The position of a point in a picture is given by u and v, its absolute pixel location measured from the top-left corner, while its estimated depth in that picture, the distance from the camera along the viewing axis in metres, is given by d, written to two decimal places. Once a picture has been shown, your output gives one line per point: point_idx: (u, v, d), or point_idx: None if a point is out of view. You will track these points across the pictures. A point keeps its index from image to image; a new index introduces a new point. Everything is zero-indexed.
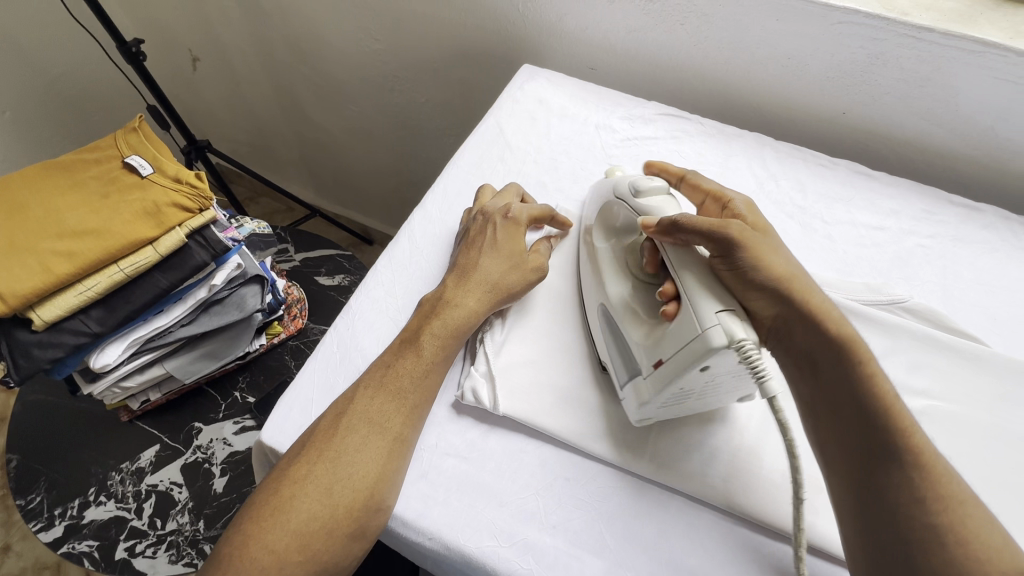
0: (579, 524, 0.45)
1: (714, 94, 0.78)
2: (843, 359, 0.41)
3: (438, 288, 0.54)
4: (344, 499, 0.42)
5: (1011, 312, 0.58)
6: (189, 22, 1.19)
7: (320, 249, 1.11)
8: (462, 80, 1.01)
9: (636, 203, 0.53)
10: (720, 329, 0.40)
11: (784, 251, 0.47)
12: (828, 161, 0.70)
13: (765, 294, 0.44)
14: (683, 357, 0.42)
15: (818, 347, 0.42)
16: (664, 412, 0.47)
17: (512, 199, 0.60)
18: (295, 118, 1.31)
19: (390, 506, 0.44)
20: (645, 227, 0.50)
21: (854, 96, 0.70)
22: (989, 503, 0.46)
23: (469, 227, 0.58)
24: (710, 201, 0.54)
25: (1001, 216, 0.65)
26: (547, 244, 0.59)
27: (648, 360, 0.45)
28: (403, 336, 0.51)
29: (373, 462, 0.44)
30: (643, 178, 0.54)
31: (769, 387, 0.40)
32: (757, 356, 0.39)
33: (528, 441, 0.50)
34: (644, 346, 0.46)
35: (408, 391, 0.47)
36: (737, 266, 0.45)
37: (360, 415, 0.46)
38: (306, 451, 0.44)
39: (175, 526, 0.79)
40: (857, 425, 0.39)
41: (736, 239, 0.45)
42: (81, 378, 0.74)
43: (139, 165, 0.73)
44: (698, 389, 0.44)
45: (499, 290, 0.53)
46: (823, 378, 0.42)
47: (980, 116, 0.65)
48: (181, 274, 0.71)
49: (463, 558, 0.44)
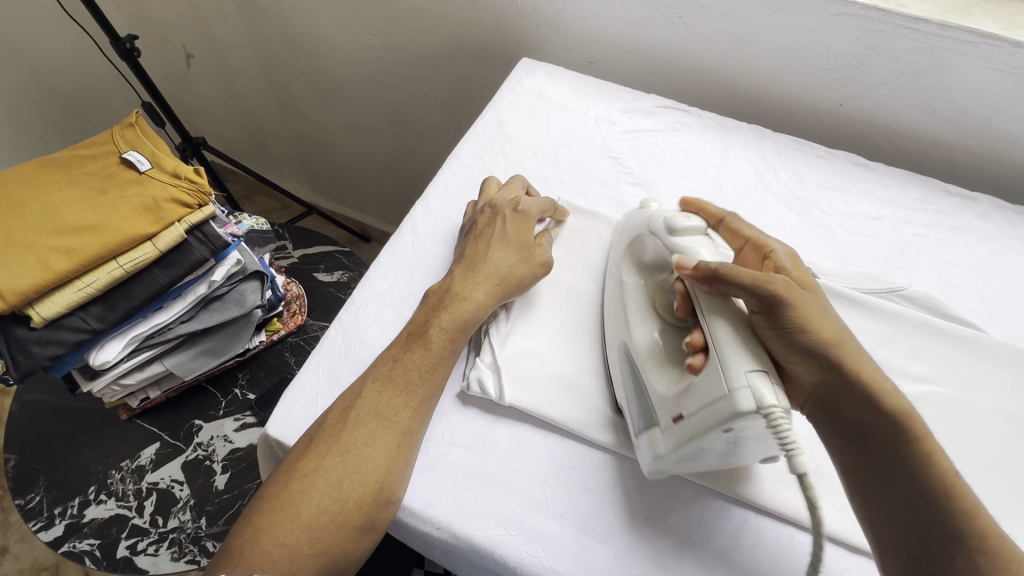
0: (586, 512, 0.46)
1: (712, 87, 0.79)
2: (900, 439, 0.38)
3: (445, 280, 0.54)
4: (353, 492, 0.42)
5: (1007, 299, 0.59)
6: (184, 19, 1.18)
7: (319, 245, 1.11)
8: (460, 76, 1.01)
9: (669, 243, 0.49)
10: (748, 391, 0.38)
11: (830, 312, 0.44)
12: (826, 152, 0.70)
13: (807, 359, 0.41)
14: (704, 417, 0.39)
15: (874, 424, 0.39)
16: (680, 468, 0.44)
17: (518, 192, 0.60)
18: (291, 115, 1.31)
19: (399, 499, 0.44)
20: (681, 268, 0.46)
21: (851, 87, 0.70)
22: (988, 486, 0.47)
23: (477, 219, 0.58)
24: (749, 249, 0.50)
25: (996, 205, 0.66)
26: (550, 237, 0.59)
27: (667, 413, 0.43)
28: (411, 329, 0.51)
29: (382, 456, 0.44)
30: (679, 215, 0.50)
31: (798, 463, 0.36)
32: (788, 427, 0.36)
33: (533, 431, 0.50)
34: (663, 396, 0.44)
35: (417, 385, 0.47)
36: (784, 326, 0.41)
37: (369, 410, 0.46)
38: (315, 444, 0.44)
39: (177, 523, 0.79)
40: (924, 516, 0.36)
41: (785, 296, 0.42)
42: (81, 375, 0.74)
43: (137, 161, 0.73)
44: (718, 449, 0.41)
45: (506, 283, 0.53)
46: (876, 457, 0.39)
47: (975, 106, 0.66)
48: (181, 270, 0.71)
49: (472, 546, 0.44)
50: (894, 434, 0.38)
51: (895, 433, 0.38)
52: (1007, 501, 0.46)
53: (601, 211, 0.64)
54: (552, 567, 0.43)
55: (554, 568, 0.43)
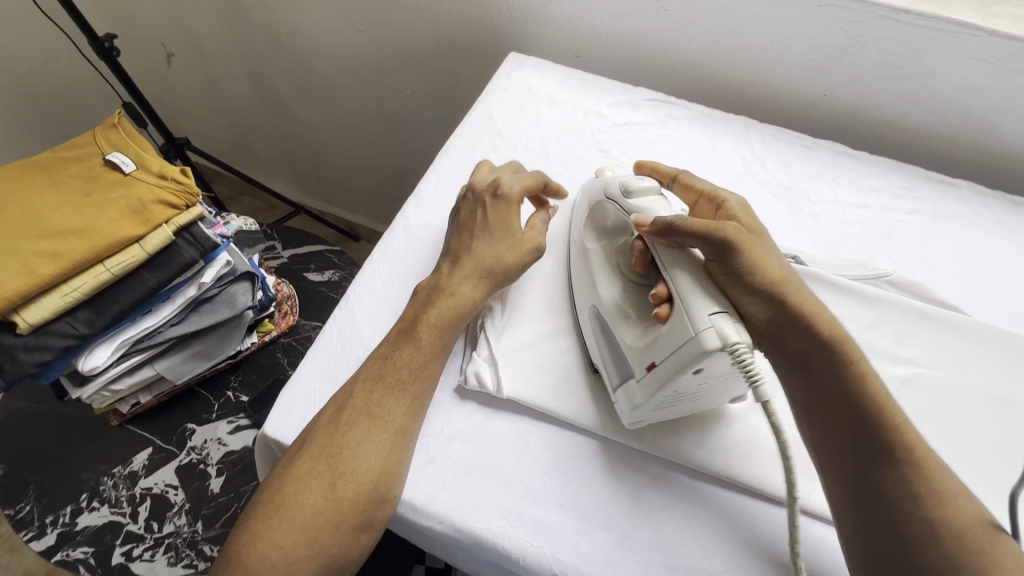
0: (586, 501, 0.46)
1: (699, 79, 0.80)
2: (837, 364, 0.41)
3: (433, 276, 0.54)
4: (348, 494, 0.42)
5: (988, 282, 0.61)
6: (163, 16, 1.16)
7: (308, 245, 1.10)
8: (448, 71, 1.01)
9: (625, 204, 0.52)
10: (713, 330, 0.40)
11: (775, 254, 0.47)
12: (812, 142, 0.71)
13: (758, 297, 0.44)
14: (674, 360, 0.42)
15: (814, 353, 0.42)
16: (657, 414, 0.47)
17: (504, 174, 0.59)
18: (276, 113, 1.29)
19: (396, 496, 0.44)
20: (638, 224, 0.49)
21: (835, 78, 0.71)
22: (971, 463, 0.49)
23: (461, 208, 0.57)
24: (703, 200, 0.54)
25: (976, 191, 0.68)
26: (544, 217, 0.59)
27: (640, 363, 0.45)
28: (400, 326, 0.51)
29: (376, 455, 0.44)
30: (636, 178, 0.53)
31: (763, 391, 0.39)
32: (749, 360, 0.39)
33: (532, 423, 0.50)
34: (635, 347, 0.46)
35: (408, 382, 0.47)
36: (733, 271, 0.44)
37: (360, 410, 0.46)
38: (308, 447, 0.44)
39: (173, 528, 0.78)
40: (857, 432, 0.39)
41: (735, 241, 0.44)
42: (69, 382, 0.73)
43: (121, 162, 0.71)
44: (692, 390, 0.44)
45: (493, 274, 0.53)
46: (819, 383, 0.42)
47: (954, 95, 0.68)
48: (170, 272, 0.70)
49: (474, 539, 0.44)
50: (830, 363, 0.41)
51: (831, 362, 0.41)
52: (989, 477, 0.48)
53: None
54: (555, 557, 0.44)
55: (556, 557, 0.44)
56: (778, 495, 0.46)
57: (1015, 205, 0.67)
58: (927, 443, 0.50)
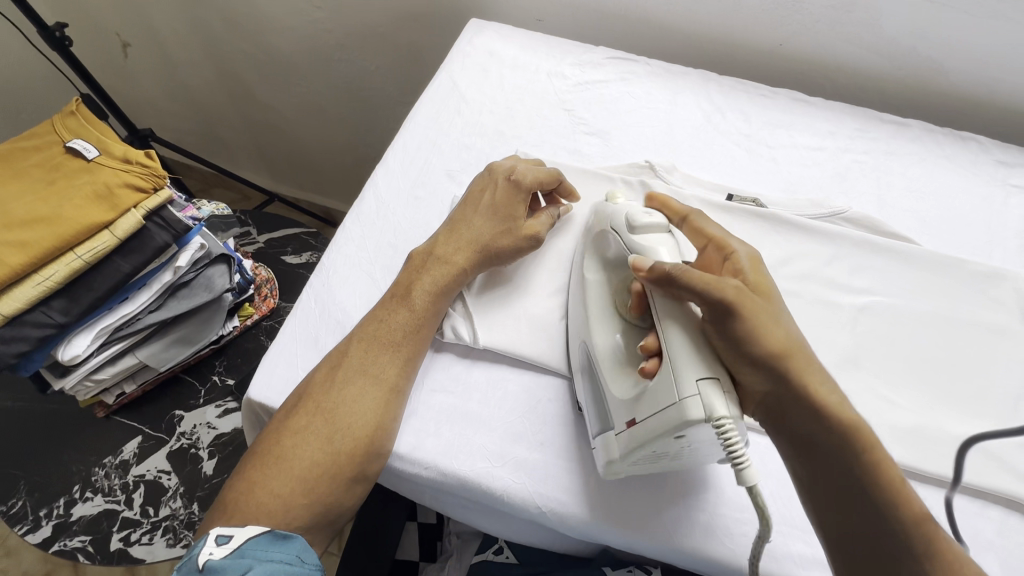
0: (566, 439, 0.48)
1: (659, 36, 0.81)
2: (846, 446, 0.40)
3: (427, 242, 0.55)
4: (344, 446, 0.44)
5: (937, 214, 0.64)
6: (115, 4, 1.13)
7: (283, 228, 1.10)
8: (411, 43, 1.00)
9: (626, 241, 0.49)
10: (698, 399, 0.37)
11: (781, 315, 0.44)
12: (769, 91, 0.73)
13: (758, 369, 0.41)
14: (656, 424, 0.39)
15: (818, 429, 0.40)
16: (635, 469, 0.44)
17: (522, 162, 0.58)
18: (241, 99, 1.27)
19: (389, 451, 0.46)
20: (637, 267, 0.45)
21: (789, 26, 0.73)
22: (922, 379, 0.52)
23: (474, 183, 0.57)
24: (710, 248, 0.49)
25: (926, 129, 0.70)
26: (556, 211, 0.58)
27: (622, 418, 0.43)
28: (395, 289, 0.52)
29: (372, 412, 0.45)
30: (641, 211, 0.50)
31: (746, 475, 0.36)
32: (735, 436, 0.36)
33: (510, 370, 0.52)
34: (618, 400, 0.43)
35: (402, 343, 0.49)
36: (731, 336, 0.41)
37: (355, 368, 0.47)
38: (304, 403, 0.45)
39: (169, 511, 0.80)
40: (867, 519, 0.38)
41: (736, 307, 0.41)
42: (50, 374, 0.73)
43: (83, 149, 0.71)
44: (672, 452, 0.42)
45: (486, 251, 0.53)
46: (824, 466, 0.40)
47: (902, 36, 0.70)
48: (144, 258, 0.70)
49: (460, 481, 0.47)
50: (839, 441, 0.40)
51: (839, 442, 0.40)
52: (939, 391, 0.52)
53: (559, 160, 0.66)
54: (537, 491, 0.46)
55: (539, 491, 0.46)
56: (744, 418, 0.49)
57: (962, 140, 0.70)
58: (882, 363, 0.53)
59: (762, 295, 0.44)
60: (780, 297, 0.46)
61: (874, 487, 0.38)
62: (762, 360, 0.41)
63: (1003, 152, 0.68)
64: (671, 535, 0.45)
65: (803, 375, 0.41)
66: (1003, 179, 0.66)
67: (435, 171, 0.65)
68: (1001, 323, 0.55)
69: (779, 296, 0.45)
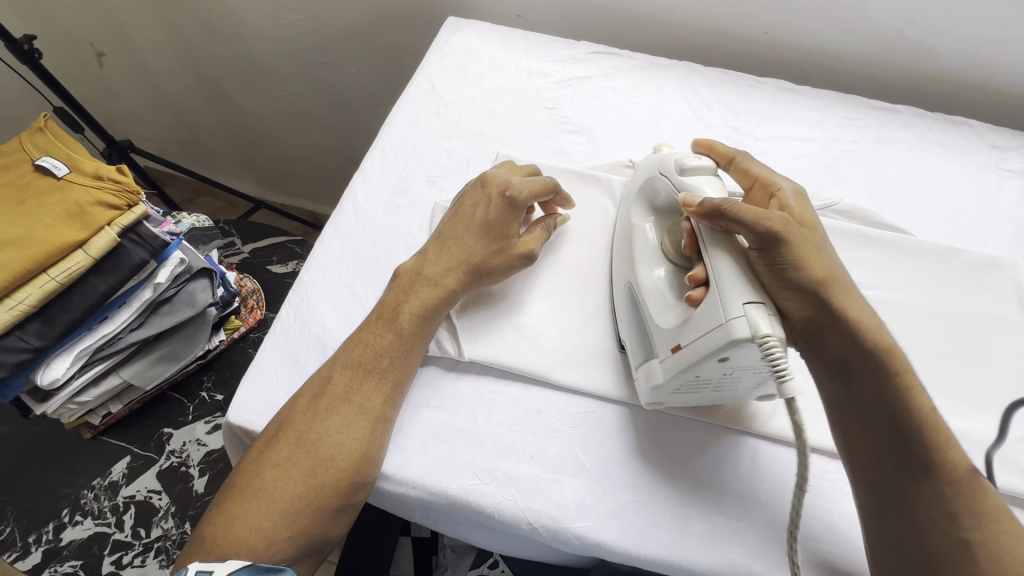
0: (557, 451, 0.47)
1: (641, 28, 0.79)
2: (880, 368, 0.41)
3: (414, 261, 0.52)
4: (327, 478, 0.42)
5: (931, 202, 0.63)
6: (87, 13, 1.10)
7: (269, 237, 1.08)
8: (391, 43, 0.98)
9: (673, 182, 0.49)
10: (745, 320, 0.38)
11: (825, 243, 0.45)
12: (755, 81, 0.71)
13: (801, 296, 0.41)
14: (701, 346, 0.40)
15: (857, 350, 0.41)
16: (677, 399, 0.46)
17: (518, 174, 0.56)
18: (221, 106, 1.25)
19: (374, 479, 0.44)
20: (686, 203, 0.45)
21: (774, 13, 0.71)
22: (921, 373, 0.51)
23: (466, 196, 0.55)
24: (757, 186, 0.50)
25: (917, 114, 0.69)
26: (553, 223, 0.56)
27: (666, 345, 0.44)
28: (380, 310, 0.50)
29: (357, 442, 0.44)
30: (691, 156, 0.49)
31: (787, 387, 0.38)
32: (780, 355, 0.37)
33: (498, 382, 0.50)
34: (663, 328, 0.45)
35: (387, 370, 0.47)
36: (780, 265, 0.41)
37: (340, 396, 0.45)
38: (285, 433, 0.44)
39: (161, 532, 0.77)
40: (894, 443, 0.39)
41: (783, 236, 0.41)
42: (31, 399, 0.71)
43: (53, 167, 0.68)
44: (715, 380, 0.43)
45: (476, 270, 0.51)
46: (857, 388, 0.41)
47: (890, 21, 0.68)
48: (120, 276, 0.68)
49: (448, 499, 0.45)
50: (875, 365, 0.41)
51: (879, 366, 0.41)
52: (937, 385, 0.50)
53: (541, 161, 0.64)
54: (529, 508, 0.45)
55: (531, 507, 0.45)
56: (735, 423, 0.48)
57: (954, 125, 0.68)
58: None
59: (807, 227, 0.44)
60: (823, 230, 0.46)
61: (905, 412, 0.40)
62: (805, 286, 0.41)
63: (995, 135, 0.67)
64: (669, 548, 0.43)
65: (846, 299, 0.42)
66: (996, 163, 0.65)
67: (415, 177, 0.63)
68: (999, 313, 0.54)
69: (823, 228, 0.46)
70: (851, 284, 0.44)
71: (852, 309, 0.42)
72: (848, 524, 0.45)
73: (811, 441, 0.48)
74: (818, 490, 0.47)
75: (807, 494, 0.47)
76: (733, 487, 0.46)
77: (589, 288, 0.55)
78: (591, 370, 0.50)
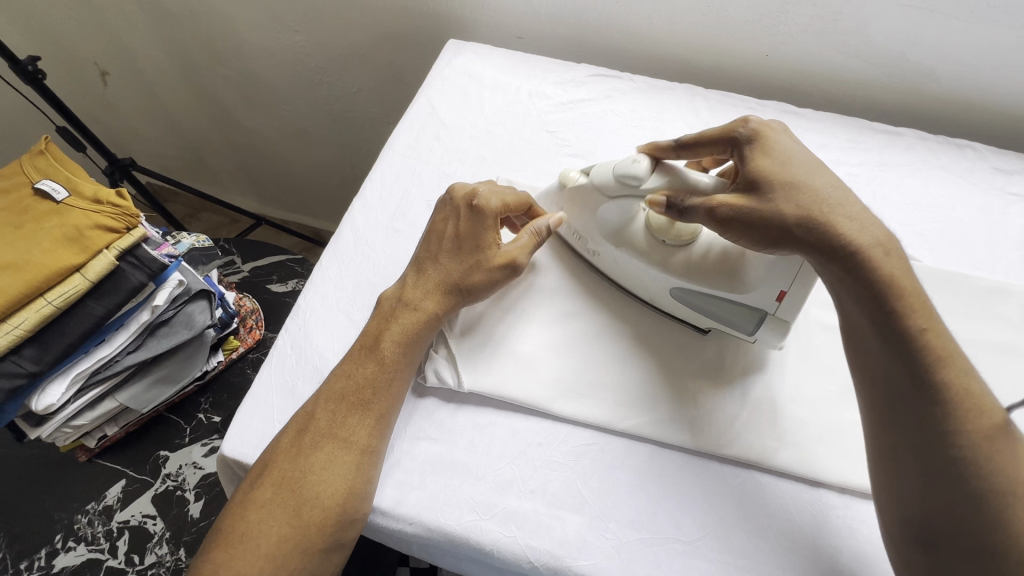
0: (557, 486, 0.46)
1: (642, 51, 0.79)
2: (887, 299, 0.39)
3: (397, 286, 0.52)
4: (315, 518, 0.41)
5: (937, 227, 0.62)
6: (92, 32, 1.11)
7: (269, 256, 1.07)
8: (393, 64, 0.98)
9: (642, 189, 0.49)
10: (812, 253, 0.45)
11: (793, 164, 0.44)
12: (757, 104, 0.71)
13: (799, 243, 0.42)
14: (802, 282, 0.45)
15: (860, 284, 0.40)
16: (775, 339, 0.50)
17: (484, 183, 0.55)
18: (222, 123, 1.25)
19: (364, 515, 0.43)
20: (652, 207, 0.47)
21: (774, 37, 0.71)
22: None
23: (435, 215, 0.54)
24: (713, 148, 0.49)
25: (920, 137, 0.69)
26: (541, 227, 0.53)
27: (769, 301, 0.47)
28: (363, 341, 0.49)
29: (342, 479, 0.43)
30: (624, 162, 0.49)
31: None
32: None
33: (497, 413, 0.49)
34: (751, 296, 0.48)
35: (372, 402, 0.46)
36: (752, 230, 0.44)
37: (323, 432, 0.44)
38: (270, 472, 0.43)
39: (155, 558, 0.75)
40: (871, 372, 0.40)
41: (736, 204, 0.44)
42: (26, 423, 0.70)
43: (53, 190, 0.68)
44: None
45: (456, 289, 0.51)
46: (865, 323, 0.40)
47: (891, 45, 0.68)
48: (118, 299, 0.67)
49: (446, 536, 0.44)
50: (883, 294, 0.39)
51: (879, 283, 0.39)
52: None
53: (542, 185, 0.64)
54: (530, 546, 0.43)
55: (532, 545, 0.43)
56: (736, 455, 0.47)
57: (957, 147, 0.68)
58: None
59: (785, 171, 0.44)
60: (807, 155, 0.45)
61: (910, 340, 0.37)
62: (776, 232, 0.43)
63: (999, 158, 0.66)
64: None
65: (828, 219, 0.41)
66: (1001, 187, 0.64)
67: (415, 202, 0.63)
68: (1007, 341, 0.53)
69: (803, 156, 0.45)
70: (847, 195, 0.43)
71: (843, 226, 0.41)
72: (858, 562, 0.43)
73: (820, 476, 0.46)
74: (830, 527, 0.45)
75: (819, 533, 0.45)
76: (739, 525, 0.45)
77: (590, 313, 0.55)
78: (593, 400, 0.49)
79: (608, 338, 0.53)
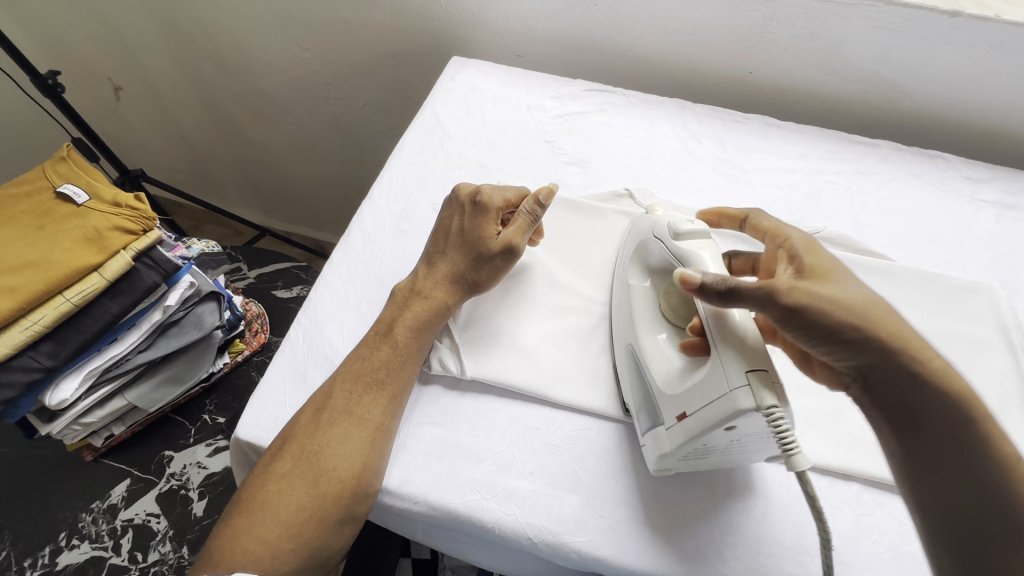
0: (555, 468, 0.48)
1: (634, 68, 0.84)
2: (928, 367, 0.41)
3: (409, 279, 0.55)
4: (332, 488, 0.44)
5: (911, 231, 0.66)
6: (108, 49, 1.16)
7: (274, 263, 1.10)
8: (398, 80, 1.03)
9: (676, 248, 0.48)
10: (747, 391, 0.39)
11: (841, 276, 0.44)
12: (742, 117, 0.76)
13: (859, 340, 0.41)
14: (708, 414, 0.40)
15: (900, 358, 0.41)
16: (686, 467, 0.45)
17: (488, 184, 0.59)
18: (231, 137, 1.29)
19: (377, 490, 0.46)
20: (686, 282, 0.43)
21: (757, 55, 0.76)
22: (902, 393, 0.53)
23: (441, 214, 0.58)
24: (767, 240, 0.50)
25: (894, 148, 0.73)
26: (536, 211, 0.56)
27: (672, 411, 0.44)
28: (377, 327, 0.52)
29: (357, 453, 0.45)
30: (683, 219, 0.50)
31: (797, 460, 0.39)
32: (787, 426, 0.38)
33: (498, 400, 0.52)
34: (667, 394, 0.45)
35: (385, 382, 0.49)
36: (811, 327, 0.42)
37: (341, 409, 0.47)
38: (289, 446, 0.45)
39: (158, 556, 0.76)
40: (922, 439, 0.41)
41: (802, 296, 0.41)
42: (38, 419, 0.72)
43: (74, 194, 0.71)
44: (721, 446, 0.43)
45: (462, 279, 0.54)
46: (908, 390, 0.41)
47: (865, 63, 0.73)
48: (132, 298, 0.70)
49: (449, 514, 0.46)
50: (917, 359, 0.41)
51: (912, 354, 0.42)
52: None
53: None
54: (529, 523, 0.46)
55: (531, 523, 0.46)
56: None
57: (930, 158, 0.72)
58: None
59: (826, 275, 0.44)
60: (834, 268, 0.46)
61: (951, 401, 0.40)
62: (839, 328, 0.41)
63: (969, 168, 0.71)
64: (666, 562, 0.45)
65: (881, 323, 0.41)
66: (971, 194, 0.69)
67: (420, 205, 0.66)
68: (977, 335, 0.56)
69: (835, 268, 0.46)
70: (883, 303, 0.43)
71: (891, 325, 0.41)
72: (839, 539, 0.46)
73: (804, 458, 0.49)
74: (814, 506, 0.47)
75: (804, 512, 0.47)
76: (727, 505, 0.47)
77: (586, 308, 0.58)
78: (589, 389, 0.52)
79: (603, 332, 0.56)
